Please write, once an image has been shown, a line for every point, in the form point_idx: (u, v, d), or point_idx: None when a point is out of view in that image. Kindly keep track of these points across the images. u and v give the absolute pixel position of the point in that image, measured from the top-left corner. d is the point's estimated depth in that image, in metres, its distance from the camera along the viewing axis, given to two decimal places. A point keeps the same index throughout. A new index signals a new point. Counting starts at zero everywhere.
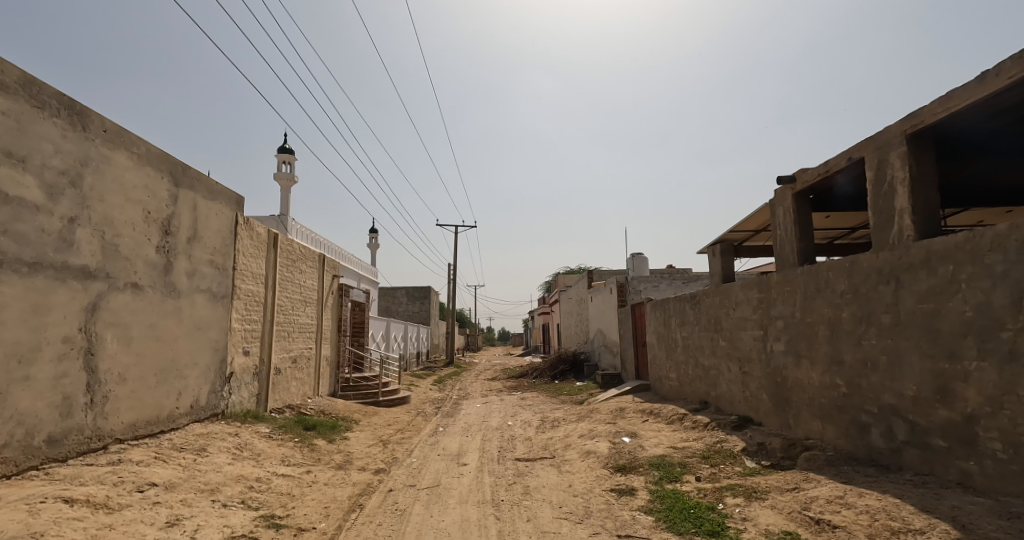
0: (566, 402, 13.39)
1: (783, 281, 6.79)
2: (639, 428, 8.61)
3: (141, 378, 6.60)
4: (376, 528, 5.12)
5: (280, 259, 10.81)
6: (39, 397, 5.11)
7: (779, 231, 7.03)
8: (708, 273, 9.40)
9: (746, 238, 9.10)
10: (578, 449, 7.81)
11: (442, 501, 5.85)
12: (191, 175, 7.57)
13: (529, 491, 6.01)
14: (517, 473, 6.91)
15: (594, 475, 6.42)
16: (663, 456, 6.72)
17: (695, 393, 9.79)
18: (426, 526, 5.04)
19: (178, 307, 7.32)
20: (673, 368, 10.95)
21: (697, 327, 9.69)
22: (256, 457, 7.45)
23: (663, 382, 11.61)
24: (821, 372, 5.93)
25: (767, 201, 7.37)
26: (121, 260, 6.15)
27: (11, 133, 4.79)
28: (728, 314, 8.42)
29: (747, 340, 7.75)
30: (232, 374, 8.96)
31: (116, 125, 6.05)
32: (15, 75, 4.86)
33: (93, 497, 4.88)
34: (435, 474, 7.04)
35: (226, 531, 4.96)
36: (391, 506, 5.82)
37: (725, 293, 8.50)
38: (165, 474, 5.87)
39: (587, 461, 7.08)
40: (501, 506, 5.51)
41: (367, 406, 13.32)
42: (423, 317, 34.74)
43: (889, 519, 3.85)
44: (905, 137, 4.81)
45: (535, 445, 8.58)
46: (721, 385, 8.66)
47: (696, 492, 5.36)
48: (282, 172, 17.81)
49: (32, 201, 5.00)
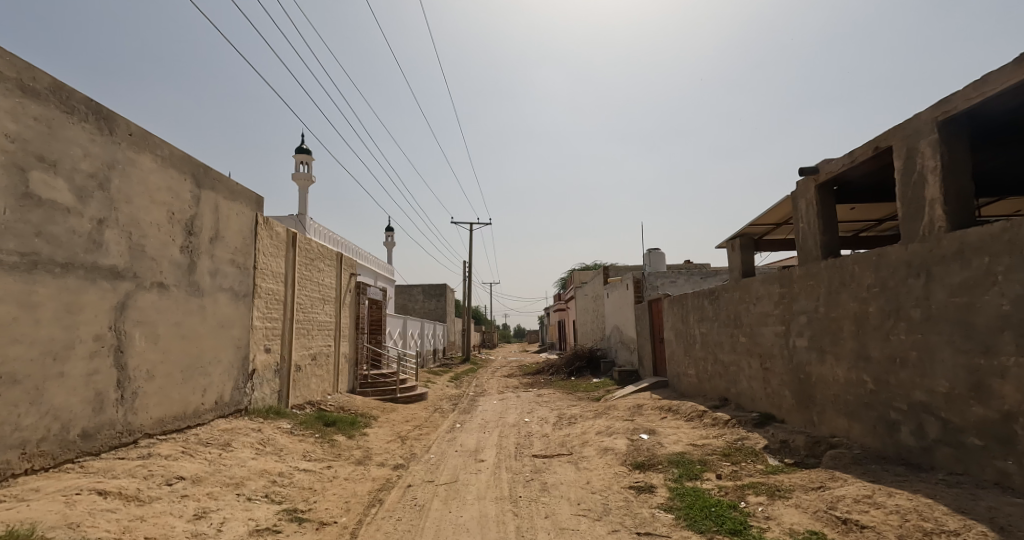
0: (583, 398, 13.41)
1: (805, 275, 6.73)
2: (657, 425, 8.58)
3: (168, 374, 6.80)
4: (396, 523, 5.21)
5: (299, 258, 10.97)
6: (73, 394, 5.27)
7: (801, 224, 6.97)
8: (727, 268, 9.34)
9: (766, 232, 9.02)
10: (596, 446, 7.83)
11: (460, 497, 5.92)
12: (212, 176, 7.75)
13: (546, 488, 6.05)
14: (535, 469, 6.95)
15: (611, 472, 6.45)
16: (682, 453, 6.70)
17: (715, 390, 9.75)
18: (445, 522, 5.12)
19: (203, 305, 7.51)
20: (692, 364, 10.88)
21: (716, 323, 9.63)
22: (278, 452, 7.62)
23: (682, 378, 11.53)
24: (847, 368, 5.87)
25: (789, 193, 7.28)
26: (148, 260, 6.33)
27: (41, 137, 4.94)
28: (748, 309, 8.35)
29: (769, 335, 7.68)
30: (255, 371, 9.16)
31: (141, 129, 6.23)
32: (46, 82, 5.03)
33: (124, 489, 5.05)
34: (453, 470, 7.12)
35: (251, 524, 5.11)
36: (410, 501, 5.92)
37: (745, 288, 8.44)
38: (192, 468, 6.04)
39: (604, 458, 7.09)
40: (519, 503, 5.55)
41: (386, 402, 13.47)
42: (439, 314, 35.03)
43: (920, 520, 3.82)
44: (937, 125, 4.72)
45: (552, 441, 8.63)
46: (741, 382, 8.62)
47: (717, 490, 5.35)
48: (300, 172, 18.10)
49: (63, 203, 5.17)
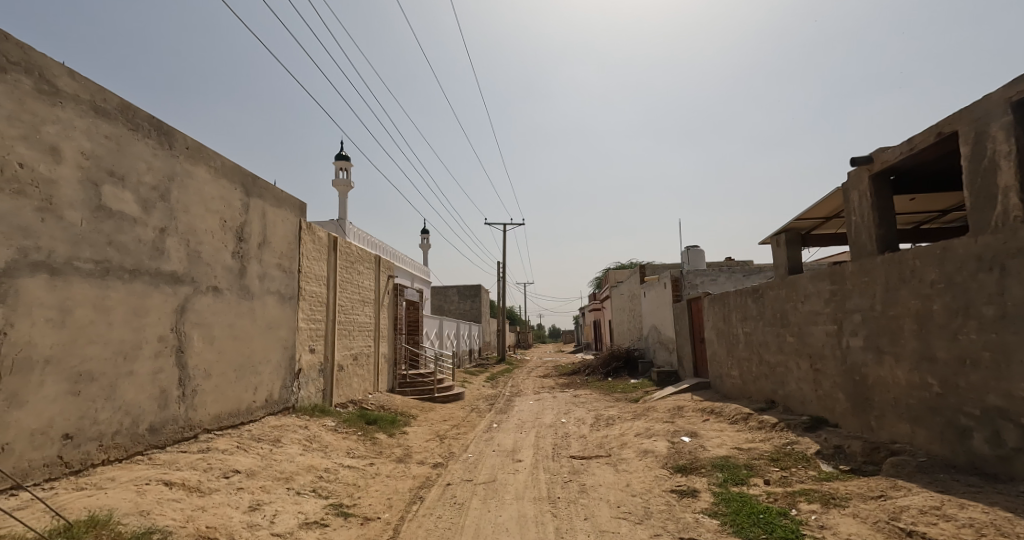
0: (621, 399, 13.38)
1: (859, 270, 6.58)
2: (699, 428, 8.51)
3: (223, 373, 7.21)
4: (436, 521, 5.39)
5: (340, 261, 11.37)
6: (141, 390, 5.66)
7: (854, 217, 6.80)
8: (773, 264, 9.17)
9: (815, 226, 8.83)
10: (635, 447, 7.84)
11: (499, 497, 6.05)
12: (260, 185, 8.16)
13: (585, 490, 6.12)
14: (573, 470, 7.03)
15: (652, 475, 6.46)
16: (727, 457, 6.65)
17: (760, 391, 9.58)
18: (484, 521, 5.26)
19: (253, 308, 7.91)
20: (735, 365, 10.72)
21: (761, 322, 9.47)
22: (324, 448, 7.95)
23: (724, 379, 11.37)
24: (908, 370, 5.71)
25: (840, 186, 7.13)
26: (204, 265, 6.74)
27: (112, 153, 5.23)
28: (796, 307, 8.20)
29: (819, 335, 7.52)
30: (301, 370, 9.57)
31: (195, 142, 6.61)
32: (114, 102, 5.30)
33: (187, 481, 5.41)
34: (491, 470, 7.28)
35: (300, 517, 5.39)
36: (450, 499, 6.10)
37: (792, 286, 8.29)
38: (246, 462, 6.39)
39: (644, 460, 7.11)
40: (558, 504, 5.65)
41: (424, 402, 13.77)
42: (474, 315, 35.38)
43: (999, 535, 3.71)
44: (1010, 106, 4.56)
45: (590, 442, 8.67)
46: (789, 384, 8.46)
47: (765, 496, 5.31)
48: (339, 178, 18.67)
49: (130, 214, 5.48)
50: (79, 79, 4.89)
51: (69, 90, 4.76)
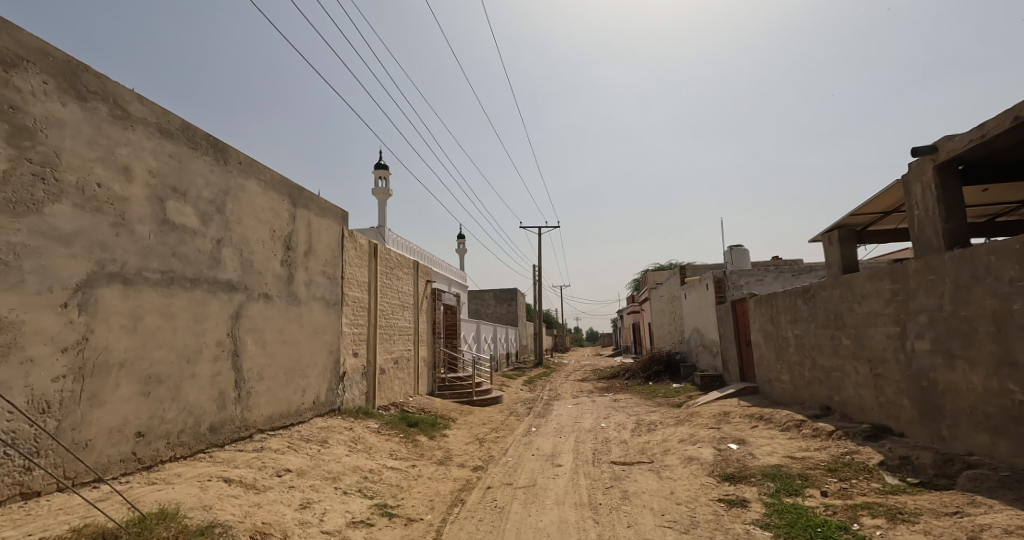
0: (662, 404, 13.23)
1: (923, 268, 6.27)
2: (748, 435, 8.34)
3: (275, 376, 7.57)
4: (477, 524, 5.51)
5: (380, 267, 11.71)
6: (202, 392, 6.02)
7: (916, 211, 6.50)
8: (825, 263, 8.86)
9: (872, 221, 8.56)
10: (679, 454, 7.77)
11: (539, 501, 6.14)
12: (305, 195, 8.54)
13: (628, 496, 6.13)
14: (614, 476, 7.04)
15: (697, 483, 6.41)
16: (779, 467, 6.51)
17: (814, 397, 9.31)
18: (525, 525, 5.36)
19: (301, 313, 8.28)
20: (786, 370, 10.46)
21: (814, 324, 9.22)
22: (368, 449, 8.23)
23: (774, 385, 11.09)
24: (985, 375, 5.42)
25: (899, 179, 6.84)
26: (256, 273, 7.12)
27: (175, 171, 5.62)
28: (852, 308, 7.94)
29: (880, 338, 7.25)
30: (345, 374, 9.91)
31: (247, 157, 7.00)
32: (177, 123, 5.69)
33: (244, 478, 5.72)
34: (531, 474, 7.38)
35: (348, 516, 5.63)
36: (490, 502, 6.22)
37: (848, 285, 8.04)
38: (297, 461, 6.70)
39: (689, 467, 7.05)
40: (600, 510, 5.69)
41: (463, 405, 13.99)
42: (511, 318, 35.56)
43: None
44: None
45: (631, 448, 8.65)
46: (847, 389, 8.19)
47: (822, 509, 5.18)
48: (378, 187, 19.21)
49: (191, 226, 5.86)
50: (147, 104, 5.28)
51: (139, 114, 5.15)
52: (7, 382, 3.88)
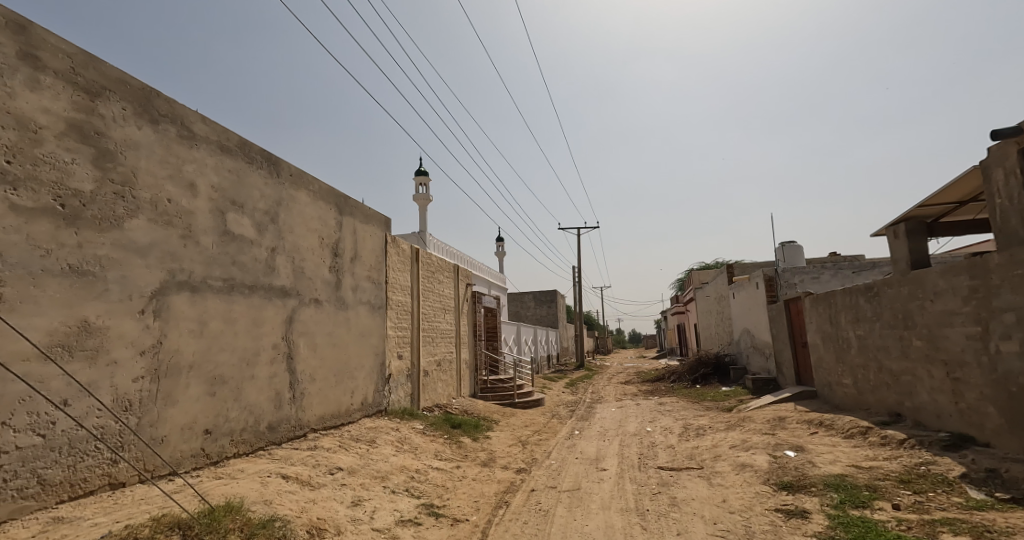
0: (711, 408, 12.96)
1: (1008, 263, 5.80)
2: (806, 442, 7.95)
3: (325, 378, 7.90)
4: (522, 526, 5.61)
5: (421, 271, 12.00)
6: (261, 392, 6.37)
7: (998, 199, 6.01)
8: (891, 258, 8.16)
9: (947, 212, 8.02)
10: (730, 461, 7.60)
11: (584, 505, 6.17)
12: (351, 203, 8.88)
13: (676, 503, 6.06)
14: (661, 482, 6.98)
15: (751, 491, 6.19)
16: (842, 476, 6.14)
17: (882, 403, 8.61)
18: (571, 529, 5.41)
19: (348, 317, 8.60)
20: (848, 373, 9.75)
21: (879, 324, 8.55)
22: (414, 450, 8.46)
23: (834, 389, 10.37)
24: None
25: (980, 163, 6.31)
26: (307, 280, 7.46)
27: (234, 185, 5.99)
28: (923, 307, 7.34)
29: (959, 338, 6.66)
30: (391, 376, 10.21)
31: (297, 169, 7.36)
32: (235, 140, 6.05)
33: (300, 475, 6.01)
34: (575, 477, 7.42)
35: (397, 514, 5.84)
36: (535, 505, 6.30)
37: (917, 281, 7.44)
38: (348, 460, 6.97)
39: (742, 475, 6.86)
40: (647, 516, 5.67)
41: (505, 406, 14.13)
42: (551, 321, 35.56)
43: None
44: None
45: (679, 453, 8.52)
46: (919, 395, 7.54)
47: (895, 523, 4.82)
48: (419, 193, 19.64)
49: (249, 237, 6.22)
50: (209, 123, 5.64)
51: (202, 133, 5.51)
52: (95, 382, 4.25)
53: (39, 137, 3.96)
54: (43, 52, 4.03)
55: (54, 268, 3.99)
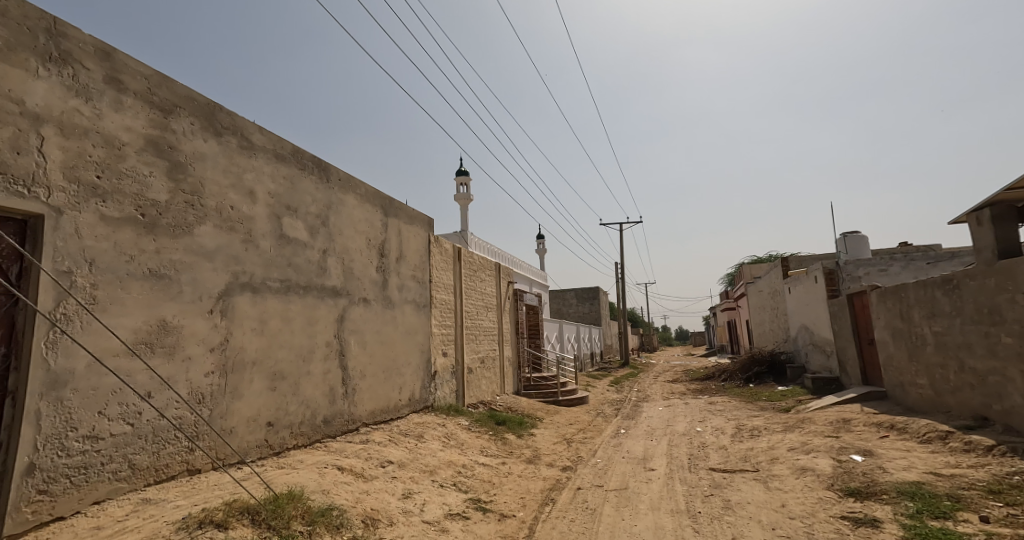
0: (765, 408, 12.59)
1: None
2: (877, 446, 7.58)
3: (375, 374, 8.19)
4: (569, 524, 5.68)
5: (464, 270, 12.22)
6: (317, 388, 6.68)
7: None
8: (973, 249, 7.72)
9: None
10: (789, 464, 7.38)
11: (632, 505, 6.18)
12: (395, 205, 9.16)
13: (730, 506, 5.93)
14: (714, 484, 6.88)
15: (814, 497, 5.95)
16: (918, 484, 5.83)
17: (964, 405, 8.00)
18: (619, 529, 5.44)
19: (394, 316, 8.87)
20: (922, 371, 9.12)
21: (959, 319, 8.01)
22: (460, 445, 8.67)
23: (905, 389, 9.73)
24: None
25: None
26: (356, 280, 7.76)
27: (289, 191, 6.31)
28: (1012, 301, 6.88)
29: None
30: (436, 373, 10.47)
31: (345, 174, 7.66)
32: (289, 148, 6.37)
33: (354, 467, 6.29)
34: (622, 477, 7.41)
35: (445, 508, 6.02)
36: (582, 503, 6.36)
37: (1006, 273, 6.95)
38: (398, 454, 7.23)
39: (803, 479, 6.62)
40: (699, 519, 5.61)
41: (548, 404, 14.19)
42: (594, 318, 35.31)
43: None
44: None
45: (732, 455, 8.34)
46: (1010, 397, 6.97)
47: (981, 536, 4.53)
48: (460, 193, 19.94)
49: (303, 240, 6.53)
50: (266, 133, 5.98)
51: (260, 143, 5.85)
52: (173, 376, 4.61)
53: (123, 153, 4.32)
54: (124, 76, 4.39)
55: (137, 272, 4.35)
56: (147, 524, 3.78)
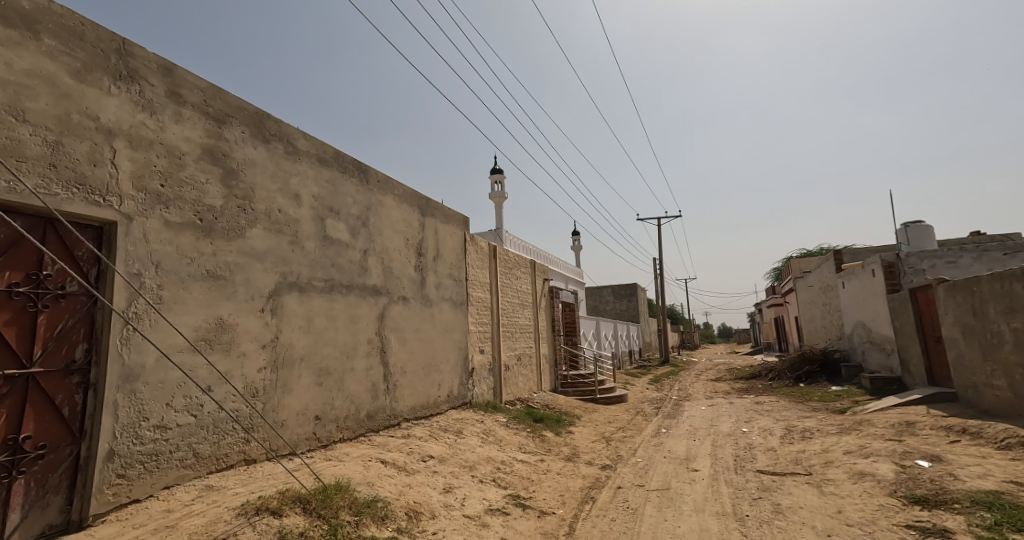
0: (817, 409, 12.21)
1: None
2: (947, 452, 7.23)
3: (415, 371, 8.39)
4: (611, 523, 5.70)
5: (499, 268, 12.33)
6: (360, 384, 6.91)
7: None
8: None
9: None
10: (845, 468, 7.15)
11: (676, 506, 6.14)
12: (432, 205, 9.33)
13: (781, 511, 5.81)
14: (762, 487, 6.74)
15: (874, 503, 5.75)
16: (996, 493, 5.53)
17: None
18: (662, 529, 5.43)
19: (432, 313, 9.06)
20: (999, 371, 8.64)
21: None
22: (499, 442, 8.79)
23: (980, 391, 9.22)
24: None
25: None
26: (395, 279, 7.96)
27: (331, 194, 6.54)
28: None
29: None
30: (473, 370, 10.62)
31: (384, 176, 7.87)
32: (331, 152, 6.61)
33: (397, 461, 6.48)
34: (664, 477, 7.36)
35: (485, 503, 6.14)
36: (622, 503, 6.37)
37: None
38: (438, 449, 7.40)
39: (862, 484, 6.42)
40: (747, 522, 5.53)
41: (586, 402, 14.17)
42: (632, 315, 34.90)
43: None
44: None
45: (782, 457, 8.14)
46: None
47: None
48: (494, 191, 20.09)
49: (345, 241, 6.76)
50: (310, 139, 6.21)
51: (305, 148, 6.09)
52: (230, 371, 4.87)
53: (183, 162, 4.59)
54: (184, 89, 4.66)
55: (197, 273, 4.62)
56: (211, 509, 4.03)
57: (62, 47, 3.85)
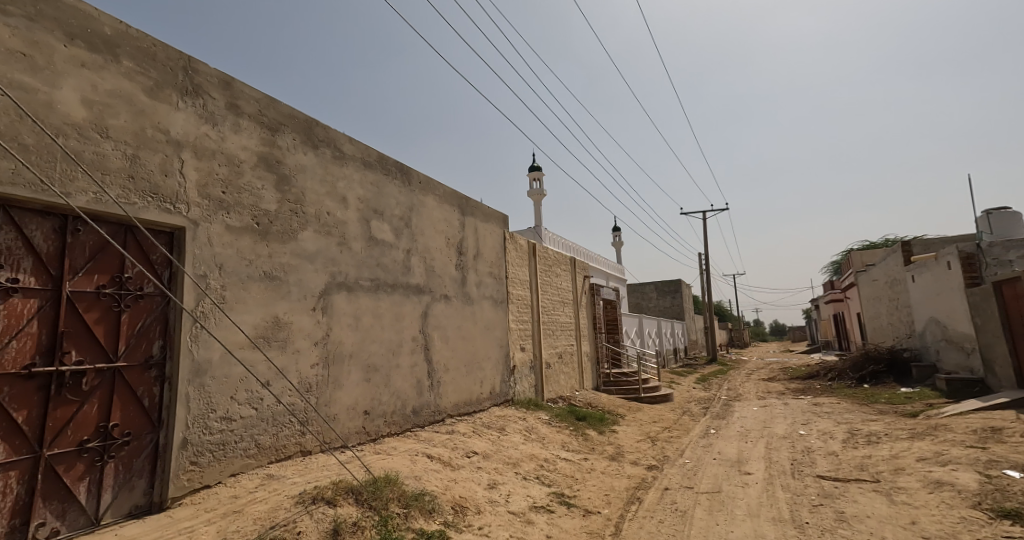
0: (887, 412, 11.66)
1: None
2: None
3: (457, 368, 8.54)
4: (658, 525, 5.67)
5: (539, 266, 12.37)
6: (405, 380, 7.10)
7: None
8: None
9: None
10: (920, 477, 6.81)
11: (727, 510, 6.04)
12: (471, 204, 9.46)
13: (845, 519, 5.62)
14: (823, 493, 6.53)
15: (955, 516, 5.47)
16: None
17: None
18: (712, 532, 5.37)
19: (473, 312, 9.20)
20: None
21: None
22: (542, 439, 8.85)
23: None
24: None
25: None
26: (437, 277, 8.13)
27: (375, 196, 6.74)
28: None
29: None
30: (515, 367, 10.71)
31: (425, 177, 8.04)
32: (375, 155, 6.81)
33: (442, 456, 6.63)
34: (713, 479, 7.24)
35: (529, 500, 6.21)
36: (671, 505, 6.31)
37: None
38: (482, 445, 7.53)
39: (940, 494, 6.11)
40: (807, 530, 5.38)
41: (631, 401, 14.04)
42: (676, 312, 34.22)
43: None
44: None
45: (844, 463, 7.83)
46: None
47: None
48: (533, 189, 20.13)
49: (388, 241, 6.95)
50: (355, 143, 6.42)
51: (350, 152, 6.30)
52: (286, 367, 5.12)
53: (241, 169, 4.85)
54: (241, 101, 4.92)
55: (255, 274, 4.88)
56: (272, 497, 4.26)
57: (137, 68, 4.14)
